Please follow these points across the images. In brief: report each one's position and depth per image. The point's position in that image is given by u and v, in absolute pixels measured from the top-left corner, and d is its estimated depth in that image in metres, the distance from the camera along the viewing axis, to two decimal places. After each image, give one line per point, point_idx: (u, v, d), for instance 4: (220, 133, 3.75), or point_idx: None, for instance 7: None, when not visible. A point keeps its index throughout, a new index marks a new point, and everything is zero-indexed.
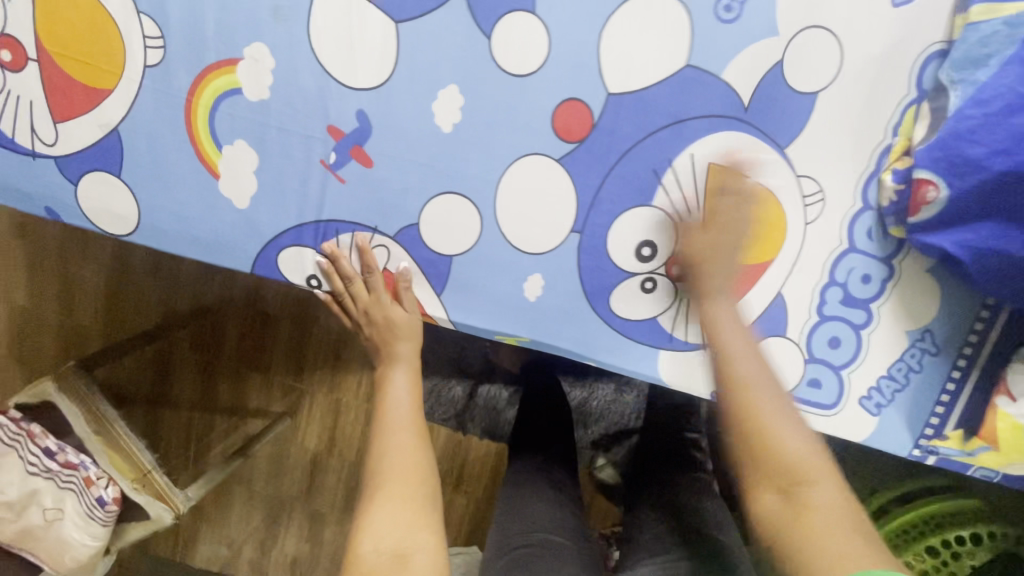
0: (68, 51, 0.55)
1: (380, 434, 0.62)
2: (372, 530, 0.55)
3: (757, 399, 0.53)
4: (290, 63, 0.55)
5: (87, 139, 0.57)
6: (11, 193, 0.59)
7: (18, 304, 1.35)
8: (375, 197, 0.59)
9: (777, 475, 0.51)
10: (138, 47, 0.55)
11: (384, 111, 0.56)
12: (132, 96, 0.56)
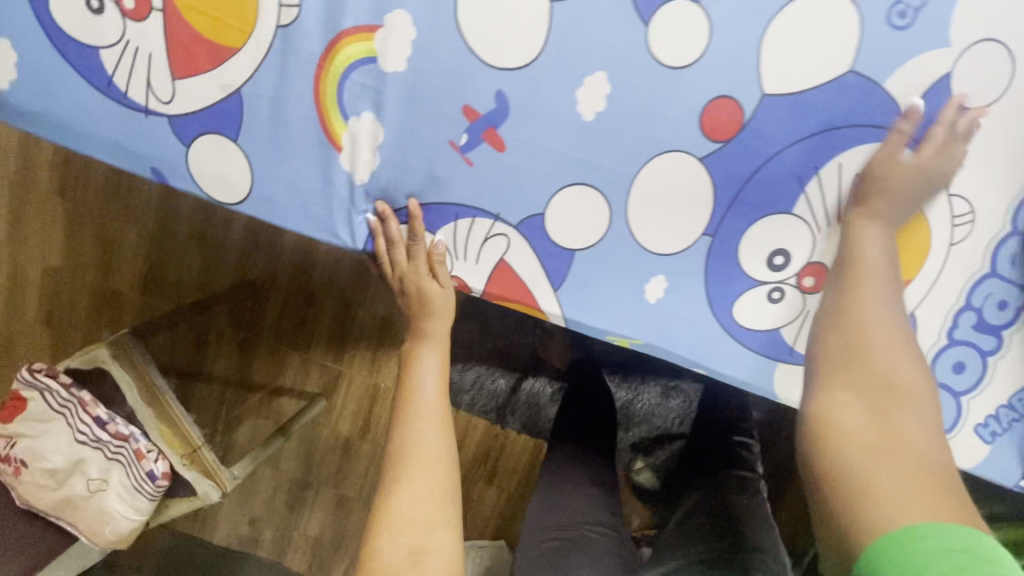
0: (196, 4, 0.51)
1: (405, 418, 0.62)
2: (394, 519, 0.56)
3: (859, 313, 0.50)
4: (433, 35, 0.52)
5: (205, 100, 0.54)
6: (117, 149, 0.56)
7: (53, 262, 1.31)
8: (502, 182, 0.56)
9: (853, 391, 0.48)
10: (271, 6, 0.52)
11: (526, 94, 0.54)
12: (260, 57, 0.53)
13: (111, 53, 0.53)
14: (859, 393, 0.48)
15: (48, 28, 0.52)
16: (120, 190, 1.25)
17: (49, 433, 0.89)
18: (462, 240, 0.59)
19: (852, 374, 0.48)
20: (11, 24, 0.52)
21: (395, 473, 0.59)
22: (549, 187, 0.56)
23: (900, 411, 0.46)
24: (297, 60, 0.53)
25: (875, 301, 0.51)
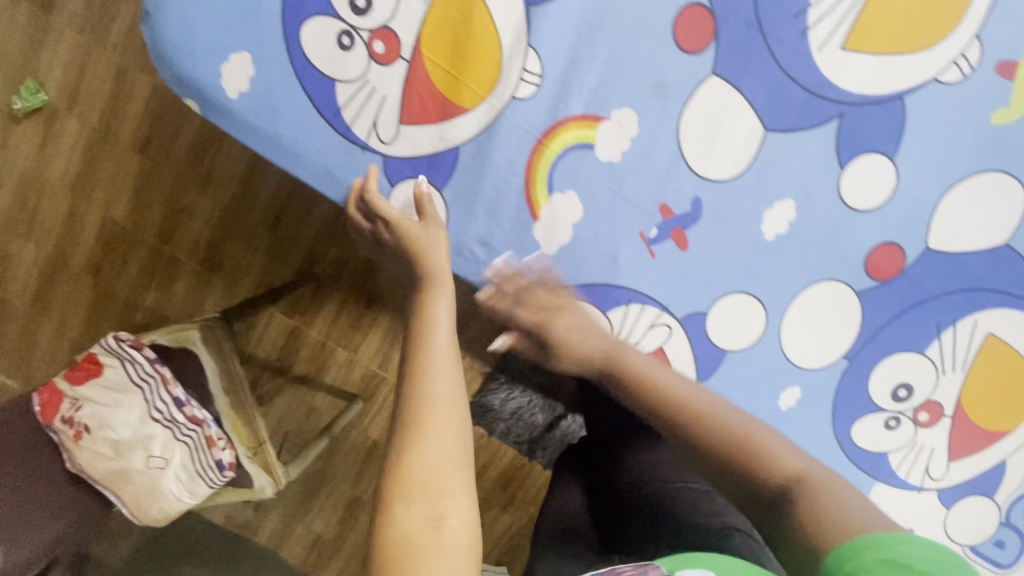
0: (442, 61, 0.54)
1: (416, 366, 0.47)
2: (412, 479, 0.41)
3: (725, 421, 0.49)
4: (652, 136, 0.56)
5: (423, 148, 0.57)
6: (320, 172, 0.57)
7: (115, 215, 1.29)
8: (677, 276, 0.60)
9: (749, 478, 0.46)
10: (513, 78, 0.55)
11: (720, 203, 0.58)
12: (488, 122, 0.56)
13: (348, 87, 0.55)
14: (764, 487, 0.46)
15: (292, 52, 0.54)
16: (202, 159, 1.24)
17: (122, 403, 0.88)
18: (627, 322, 0.61)
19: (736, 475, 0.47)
20: (255, 43, 0.54)
21: (411, 426, 0.44)
22: (717, 289, 0.60)
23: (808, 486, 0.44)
24: (522, 129, 0.56)
25: (701, 406, 0.51)
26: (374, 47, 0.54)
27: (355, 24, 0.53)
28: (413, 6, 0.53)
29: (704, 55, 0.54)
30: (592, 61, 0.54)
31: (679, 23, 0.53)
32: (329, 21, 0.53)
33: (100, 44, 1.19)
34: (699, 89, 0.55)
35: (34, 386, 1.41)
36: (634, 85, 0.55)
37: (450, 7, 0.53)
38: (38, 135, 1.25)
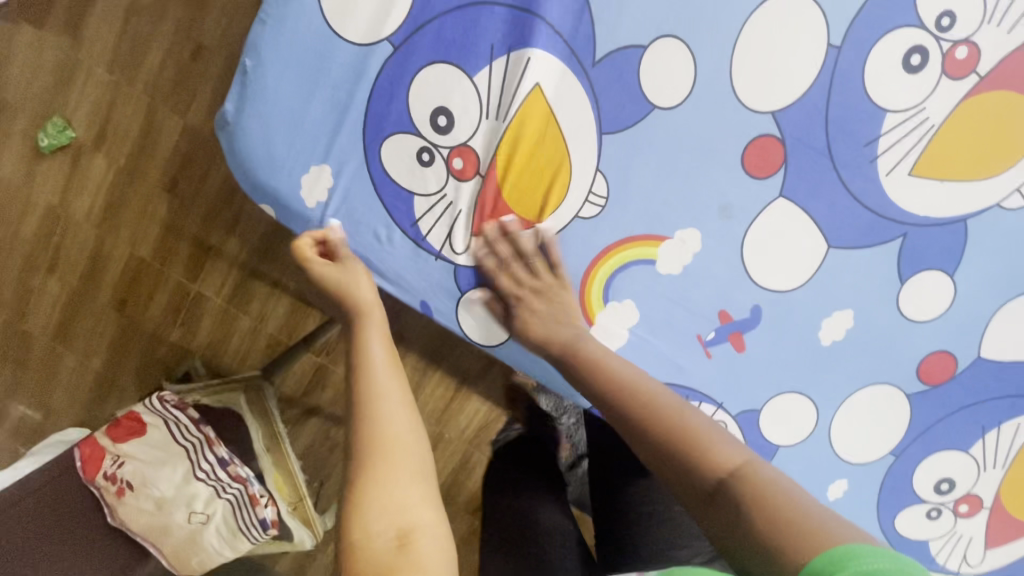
0: (519, 180, 0.55)
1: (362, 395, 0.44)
2: (371, 510, 0.39)
3: (649, 408, 0.41)
4: (716, 250, 0.57)
5: (497, 260, 0.57)
6: (390, 277, 0.59)
7: (141, 252, 1.28)
8: (735, 378, 0.61)
9: (683, 475, 0.37)
10: (580, 198, 0.56)
11: (781, 312, 0.59)
12: (558, 237, 0.57)
13: (426, 200, 0.56)
14: (698, 476, 0.37)
15: (371, 165, 0.55)
16: (232, 202, 1.24)
17: (165, 460, 0.87)
18: None
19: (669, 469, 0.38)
20: (336, 156, 0.55)
21: (363, 458, 0.41)
22: (774, 391, 0.62)
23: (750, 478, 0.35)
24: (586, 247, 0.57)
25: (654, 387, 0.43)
26: (454, 163, 0.55)
27: (436, 142, 0.54)
28: (492, 125, 0.54)
29: (771, 180, 0.55)
30: (665, 182, 0.55)
31: (749, 152, 0.54)
32: (410, 137, 0.54)
33: (129, 84, 1.19)
34: (766, 211, 0.56)
35: (55, 418, 1.41)
36: (704, 206, 0.56)
37: (530, 127, 0.54)
38: (65, 173, 1.25)
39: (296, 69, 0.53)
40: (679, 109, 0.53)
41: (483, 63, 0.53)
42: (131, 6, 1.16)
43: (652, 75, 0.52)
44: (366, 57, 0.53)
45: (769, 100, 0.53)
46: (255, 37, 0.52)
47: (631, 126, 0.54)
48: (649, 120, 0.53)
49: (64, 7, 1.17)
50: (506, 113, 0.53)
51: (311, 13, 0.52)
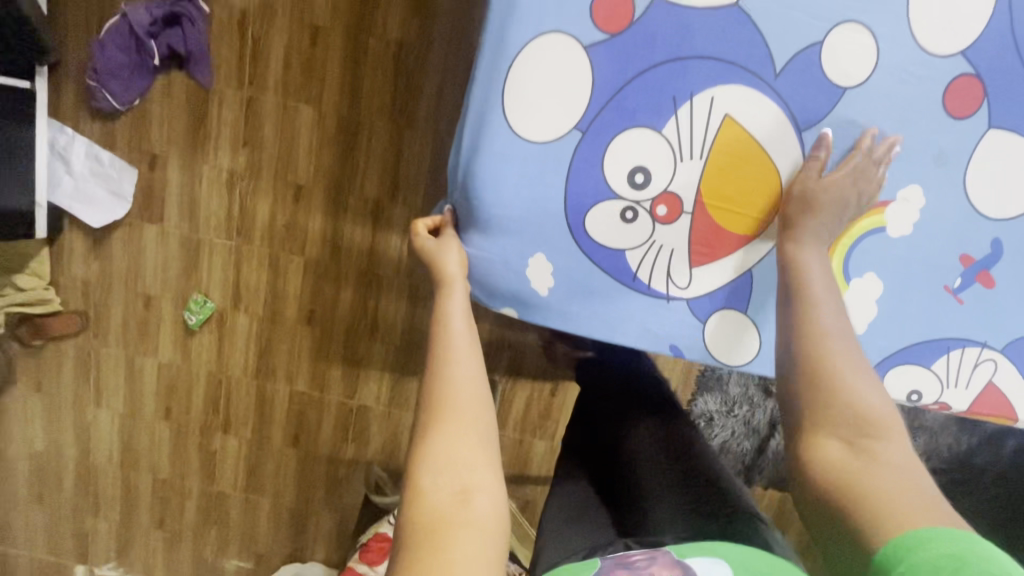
0: (722, 203, 0.64)
1: (435, 368, 0.58)
2: (435, 463, 0.52)
3: (829, 347, 0.56)
4: (940, 199, 0.62)
5: (717, 279, 0.66)
6: (640, 331, 0.66)
7: (300, 387, 1.37)
8: (987, 315, 0.64)
9: (838, 424, 0.54)
10: (795, 194, 0.62)
11: (1021, 237, 0.62)
12: (777, 237, 0.64)
13: (637, 251, 0.64)
14: (841, 428, 0.54)
15: (580, 238, 0.64)
16: (366, 314, 1.31)
17: None
18: (957, 368, 0.64)
19: (823, 412, 0.55)
20: (549, 242, 0.64)
21: (432, 416, 0.55)
22: None
23: (876, 442, 0.52)
24: None
25: (836, 339, 0.56)
26: (655, 211, 0.64)
27: (636, 200, 0.63)
28: (689, 162, 0.63)
29: (971, 118, 0.60)
30: (876, 155, 0.61)
31: (948, 95, 0.60)
32: (613, 203, 0.63)
33: (249, 243, 1.29)
34: (980, 144, 0.61)
35: (268, 560, 1.51)
36: (914, 165, 0.61)
37: (719, 156, 0.62)
38: (216, 340, 1.35)
39: (510, 176, 0.62)
40: (863, 96, 0.61)
41: (667, 113, 0.61)
42: (229, 174, 1.25)
43: (831, 68, 0.60)
44: (556, 151, 0.62)
45: (949, 44, 0.59)
46: (462, 168, 0.63)
47: (823, 121, 0.61)
48: (842, 103, 0.61)
49: (173, 197, 1.27)
50: (700, 149, 0.62)
51: (501, 130, 0.61)
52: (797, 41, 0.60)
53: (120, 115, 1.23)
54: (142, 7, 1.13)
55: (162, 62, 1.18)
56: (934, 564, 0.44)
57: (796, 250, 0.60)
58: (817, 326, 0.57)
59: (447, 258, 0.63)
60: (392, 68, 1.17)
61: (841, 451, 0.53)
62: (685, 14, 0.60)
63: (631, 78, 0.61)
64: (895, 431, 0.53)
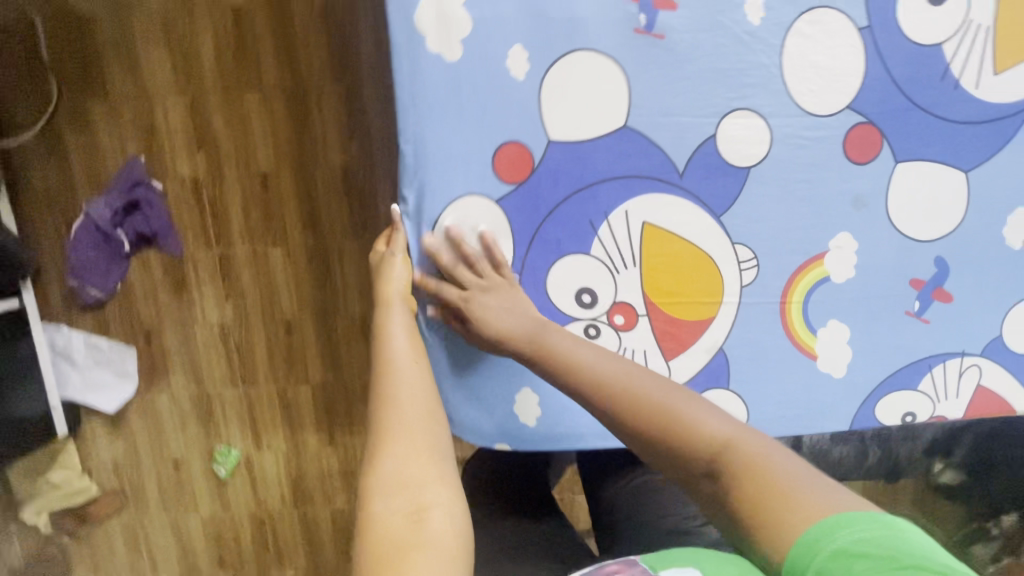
0: (671, 296, 0.71)
1: (383, 387, 0.56)
2: (383, 486, 0.48)
3: (638, 393, 0.55)
4: (872, 239, 0.71)
5: (696, 365, 0.72)
6: None
7: (339, 506, 1.40)
8: (953, 323, 0.74)
9: (687, 464, 0.50)
10: (735, 272, 0.71)
11: (954, 250, 0.72)
12: (733, 316, 0.71)
13: None
14: (698, 458, 0.49)
15: None
16: None
17: None
18: (944, 382, 0.74)
19: (676, 461, 0.51)
20: (525, 372, 0.73)
21: (379, 437, 0.52)
22: (982, 305, 0.74)
23: (731, 456, 0.48)
24: (782, 305, 0.72)
25: (641, 383, 0.55)
26: (614, 320, 0.71)
27: (594, 317, 0.71)
28: (625, 271, 0.70)
29: (870, 162, 0.70)
30: (793, 216, 0.70)
31: (853, 145, 0.70)
32: (575, 326, 0.71)
33: (255, 386, 1.33)
34: (893, 178, 0.70)
35: None
36: (844, 215, 0.71)
37: (653, 260, 0.70)
38: (249, 482, 1.39)
39: (474, 333, 0.72)
40: (763, 173, 0.69)
41: (592, 237, 0.69)
42: (221, 327, 1.30)
43: (730, 153, 0.69)
44: None
45: (835, 103, 0.68)
46: (429, 335, 0.72)
47: (734, 205, 0.70)
48: (755, 181, 0.70)
49: (176, 362, 1.32)
50: (633, 258, 0.70)
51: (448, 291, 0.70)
52: (692, 143, 0.68)
53: (106, 302, 1.28)
54: (102, 204, 1.21)
55: (132, 246, 1.24)
56: (847, 557, 0.37)
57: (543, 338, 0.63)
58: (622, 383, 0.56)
59: (391, 273, 0.66)
60: (343, 190, 1.21)
61: (712, 485, 0.48)
62: (574, 150, 0.67)
63: (547, 216, 0.69)
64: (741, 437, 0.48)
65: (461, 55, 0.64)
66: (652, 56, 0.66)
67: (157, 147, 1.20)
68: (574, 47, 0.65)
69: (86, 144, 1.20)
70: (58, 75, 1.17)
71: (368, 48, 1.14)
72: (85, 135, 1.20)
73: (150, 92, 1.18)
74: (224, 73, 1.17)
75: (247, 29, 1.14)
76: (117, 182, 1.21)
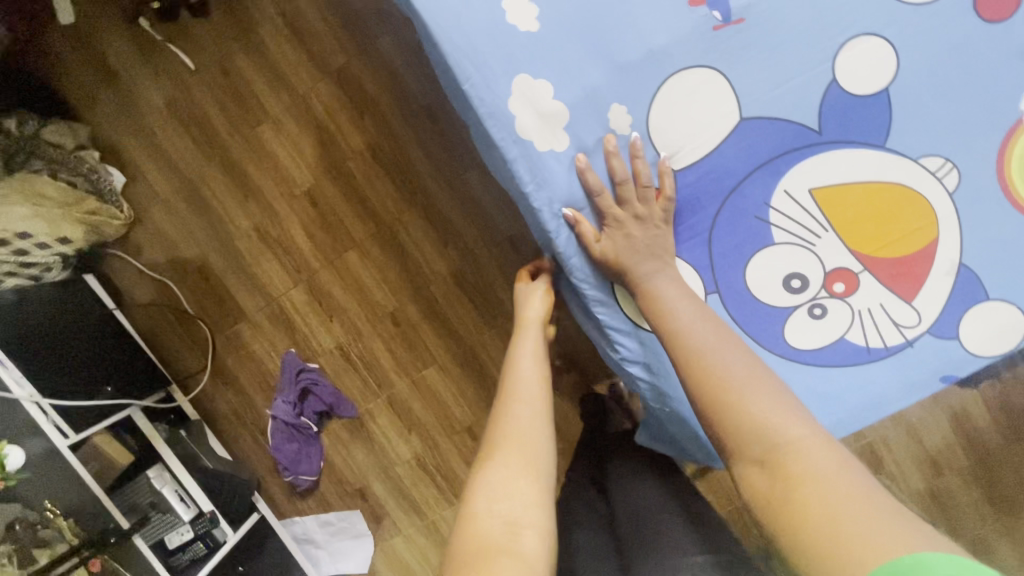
0: (877, 238, 0.64)
1: (504, 420, 0.67)
2: (479, 489, 0.57)
3: (712, 364, 0.54)
4: None
5: (945, 291, 0.64)
6: (907, 389, 0.65)
7: None
8: None
9: (747, 446, 0.49)
10: (936, 182, 0.64)
11: None
12: (957, 224, 0.64)
13: (851, 330, 0.65)
14: (751, 444, 0.49)
15: (790, 352, 0.65)
16: None
17: None
18: None
19: (732, 436, 0.51)
20: None
21: (491, 452, 0.62)
22: None
23: (793, 453, 0.47)
24: (1004, 191, 0.64)
25: (717, 356, 0.55)
26: (834, 290, 0.65)
27: (813, 296, 0.65)
28: (818, 238, 0.65)
29: (1013, 16, 0.63)
30: (961, 102, 0.64)
31: (988, 8, 0.63)
32: (795, 314, 0.65)
33: None
34: None
35: None
36: (1017, 77, 0.63)
37: (841, 213, 0.64)
38: None
39: None
40: (907, 84, 0.64)
41: (770, 222, 0.65)
42: (417, 459, 1.37)
43: (866, 79, 0.64)
44: None
45: None
46: (650, 395, 0.67)
47: (897, 123, 0.64)
48: (905, 92, 0.64)
49: (394, 507, 1.40)
50: (821, 221, 0.64)
51: (648, 337, 0.66)
52: (820, 94, 0.64)
53: (317, 480, 1.40)
54: (281, 401, 1.32)
55: (317, 423, 1.36)
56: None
57: (644, 297, 0.61)
58: (691, 348, 0.56)
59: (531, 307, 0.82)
60: (463, 293, 1.28)
61: (760, 471, 0.48)
62: (709, 163, 0.64)
63: (713, 228, 0.65)
64: (811, 443, 0.47)
65: (569, 140, 0.63)
66: (741, 40, 0.63)
67: (300, 334, 1.33)
68: (665, 75, 0.63)
69: (248, 359, 1.35)
70: (203, 317, 1.34)
71: (427, 168, 1.24)
72: (243, 353, 1.35)
73: (274, 294, 1.32)
74: (323, 249, 1.28)
75: (324, 203, 1.26)
76: (285, 376, 1.33)
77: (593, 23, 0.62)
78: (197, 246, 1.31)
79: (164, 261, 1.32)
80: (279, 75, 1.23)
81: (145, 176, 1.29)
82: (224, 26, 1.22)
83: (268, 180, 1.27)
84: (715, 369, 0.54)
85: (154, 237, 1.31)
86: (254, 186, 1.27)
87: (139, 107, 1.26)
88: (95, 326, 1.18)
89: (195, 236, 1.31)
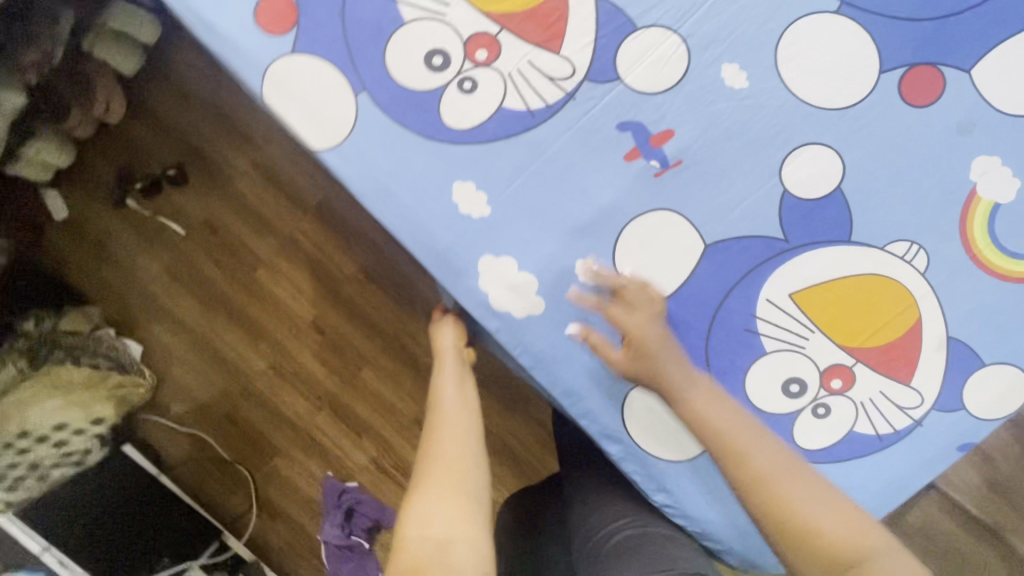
0: (861, 329, 0.68)
1: (432, 441, 0.66)
2: (410, 516, 0.57)
3: (778, 482, 0.59)
4: (995, 149, 0.68)
5: (939, 368, 0.69)
6: (928, 466, 0.70)
7: None
8: None
9: (827, 560, 0.56)
10: (905, 266, 0.68)
11: None
12: (937, 304, 0.68)
13: (860, 422, 0.69)
14: (832, 560, 0.55)
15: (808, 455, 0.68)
16: None
17: None
18: None
19: (809, 552, 0.56)
20: None
21: (420, 476, 0.62)
22: None
23: (870, 565, 0.54)
24: (975, 259, 0.68)
25: (778, 473, 0.60)
26: (833, 386, 0.68)
27: (815, 398, 0.68)
28: (808, 341, 0.68)
29: (940, 96, 0.67)
30: (910, 182, 0.68)
31: (916, 94, 0.67)
32: (802, 416, 0.68)
33: None
34: (972, 89, 0.67)
35: None
36: (955, 151, 0.68)
37: (825, 314, 0.67)
38: None
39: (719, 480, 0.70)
40: (857, 176, 0.67)
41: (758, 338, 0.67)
42: None
43: (810, 183, 0.67)
44: None
45: (858, 91, 0.66)
46: (682, 515, 0.71)
47: (855, 216, 0.67)
48: (857, 183, 0.67)
49: None
50: (806, 325, 0.67)
51: (667, 466, 0.70)
52: (775, 208, 0.67)
53: None
54: (329, 526, 1.32)
55: (370, 539, 1.34)
56: None
57: (689, 417, 0.63)
58: (754, 466, 0.60)
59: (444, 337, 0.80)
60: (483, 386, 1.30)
61: None
62: (687, 290, 0.67)
63: (705, 350, 0.68)
64: (881, 551, 0.56)
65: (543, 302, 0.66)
66: (686, 177, 0.66)
67: (335, 457, 1.36)
68: (627, 221, 0.66)
69: (290, 491, 1.37)
70: (240, 460, 1.37)
71: (425, 280, 1.29)
72: (284, 487, 1.37)
73: (303, 425, 1.35)
74: (342, 373, 1.32)
75: (333, 331, 1.31)
76: (328, 502, 1.35)
77: (550, 187, 0.66)
78: (219, 392, 1.35)
79: (192, 413, 1.35)
80: (267, 223, 1.29)
81: (157, 339, 1.34)
82: (205, 189, 1.29)
83: (275, 321, 1.31)
84: (782, 486, 0.59)
85: (179, 393, 1.36)
86: (263, 329, 1.32)
87: (139, 277, 1.32)
88: (131, 486, 1.21)
89: (216, 385, 1.35)
